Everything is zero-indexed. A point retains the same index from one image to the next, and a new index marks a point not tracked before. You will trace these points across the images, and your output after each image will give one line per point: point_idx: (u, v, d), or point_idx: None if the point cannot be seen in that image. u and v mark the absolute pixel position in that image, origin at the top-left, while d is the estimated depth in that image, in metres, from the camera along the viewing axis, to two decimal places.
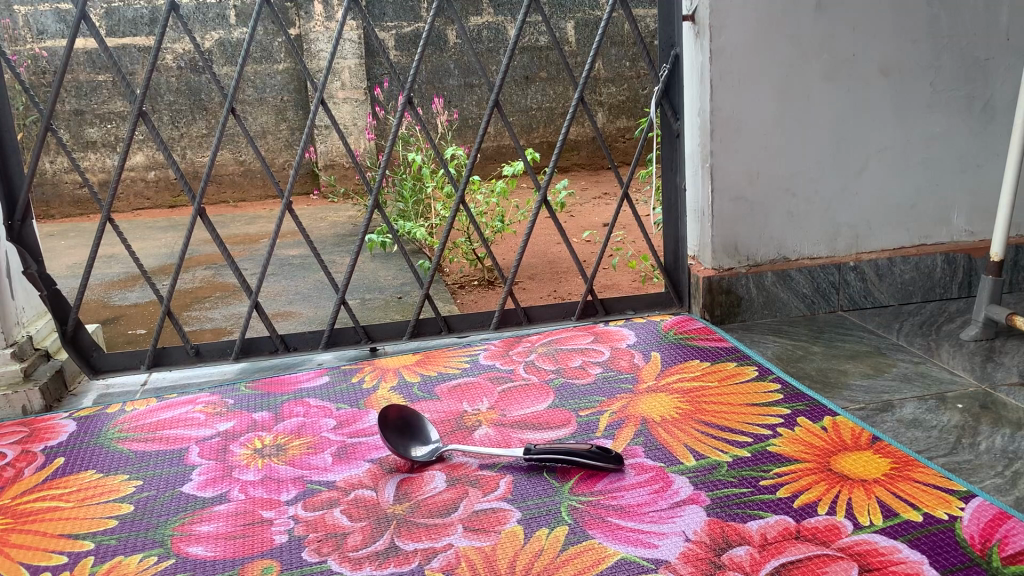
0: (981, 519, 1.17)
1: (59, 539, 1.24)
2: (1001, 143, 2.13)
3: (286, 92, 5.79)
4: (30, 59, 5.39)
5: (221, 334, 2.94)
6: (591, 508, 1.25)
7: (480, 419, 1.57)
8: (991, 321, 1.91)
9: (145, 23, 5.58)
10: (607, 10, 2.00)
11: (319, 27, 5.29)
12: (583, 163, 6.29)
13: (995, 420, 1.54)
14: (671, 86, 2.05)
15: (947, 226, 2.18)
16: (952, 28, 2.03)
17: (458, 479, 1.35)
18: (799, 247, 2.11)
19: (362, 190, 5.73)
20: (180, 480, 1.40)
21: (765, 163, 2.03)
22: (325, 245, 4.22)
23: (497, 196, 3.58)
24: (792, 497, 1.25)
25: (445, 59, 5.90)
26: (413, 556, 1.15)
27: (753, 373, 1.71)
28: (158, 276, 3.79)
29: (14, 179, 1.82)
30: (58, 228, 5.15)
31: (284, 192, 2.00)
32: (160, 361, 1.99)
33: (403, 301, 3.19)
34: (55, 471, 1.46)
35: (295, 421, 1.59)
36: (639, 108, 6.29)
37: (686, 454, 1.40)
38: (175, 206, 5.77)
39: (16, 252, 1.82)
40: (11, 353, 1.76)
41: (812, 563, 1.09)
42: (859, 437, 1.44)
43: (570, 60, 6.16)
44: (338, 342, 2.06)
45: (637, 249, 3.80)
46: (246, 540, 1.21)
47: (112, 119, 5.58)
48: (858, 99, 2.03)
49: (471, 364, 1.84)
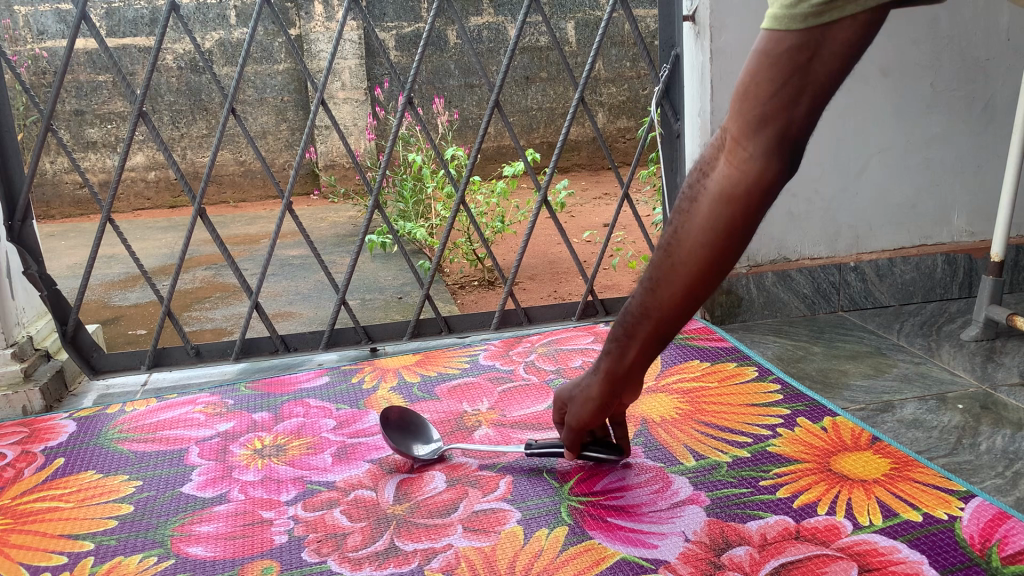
0: (981, 519, 1.17)
1: (59, 539, 1.24)
2: (1001, 144, 2.13)
3: (286, 92, 5.80)
4: (30, 59, 5.39)
5: (221, 335, 2.95)
6: (591, 509, 1.25)
7: (480, 419, 1.57)
8: (991, 321, 1.90)
9: (145, 24, 5.59)
10: (607, 11, 1.99)
11: (319, 27, 5.30)
12: (583, 163, 6.29)
13: (996, 421, 1.54)
14: (671, 86, 2.05)
15: (947, 226, 2.18)
16: (952, 29, 2.03)
17: (458, 479, 1.35)
18: (799, 247, 2.11)
19: (363, 191, 5.73)
20: (180, 480, 1.40)
21: None
22: (325, 245, 4.23)
23: (497, 196, 3.57)
24: (792, 497, 1.25)
25: (445, 59, 5.92)
26: (413, 556, 1.15)
27: (754, 373, 1.71)
28: (158, 276, 3.80)
29: (14, 179, 1.82)
30: (58, 228, 5.16)
31: (284, 192, 1.99)
32: (161, 361, 2.00)
33: (403, 301, 3.20)
34: (55, 471, 1.46)
35: (295, 421, 1.60)
36: (639, 109, 6.30)
37: (686, 454, 1.40)
38: (175, 206, 5.77)
39: (16, 252, 1.81)
40: (11, 353, 1.76)
41: (812, 563, 1.09)
42: (859, 437, 1.43)
43: (570, 60, 6.16)
44: (338, 342, 2.06)
45: (637, 249, 3.81)
46: (246, 540, 1.21)
47: (112, 120, 5.59)
48: (858, 99, 2.03)
49: (471, 364, 1.84)
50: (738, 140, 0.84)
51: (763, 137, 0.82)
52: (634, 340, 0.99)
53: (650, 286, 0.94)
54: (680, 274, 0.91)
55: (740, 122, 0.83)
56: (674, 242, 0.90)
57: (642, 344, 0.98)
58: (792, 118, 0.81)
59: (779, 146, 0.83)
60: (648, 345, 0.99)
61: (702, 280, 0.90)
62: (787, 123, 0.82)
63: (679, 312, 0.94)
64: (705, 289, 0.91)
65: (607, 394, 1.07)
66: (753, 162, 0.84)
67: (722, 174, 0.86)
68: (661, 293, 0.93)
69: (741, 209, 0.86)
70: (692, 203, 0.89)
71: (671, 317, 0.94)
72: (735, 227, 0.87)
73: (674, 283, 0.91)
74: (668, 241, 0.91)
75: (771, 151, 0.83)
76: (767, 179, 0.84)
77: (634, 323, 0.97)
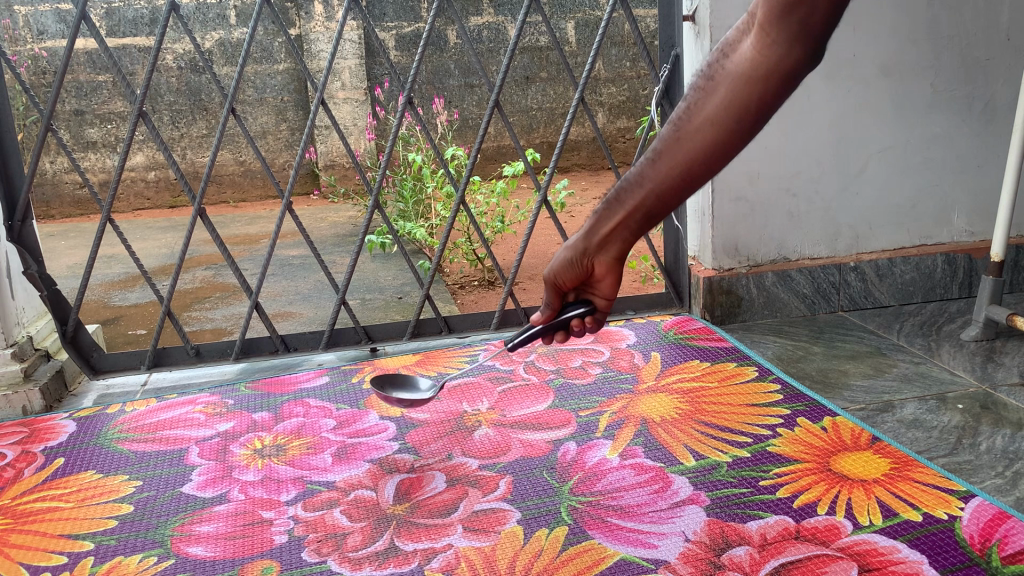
0: (981, 519, 1.17)
1: (59, 539, 1.24)
2: (1001, 143, 2.13)
3: (286, 92, 5.80)
4: (30, 59, 5.39)
5: (221, 334, 2.95)
6: (591, 508, 1.25)
7: (480, 419, 1.57)
8: (991, 321, 1.90)
9: (145, 24, 5.59)
10: (607, 11, 1.99)
11: (319, 27, 5.30)
12: (583, 163, 6.29)
13: (996, 421, 1.53)
14: (671, 86, 2.03)
15: (947, 226, 2.18)
16: (952, 29, 2.03)
17: (458, 479, 1.35)
18: (799, 248, 2.11)
19: (363, 191, 5.73)
20: (180, 480, 1.40)
21: (765, 163, 2.02)
22: (325, 244, 4.23)
23: (497, 196, 3.57)
24: (792, 497, 1.25)
25: (445, 59, 5.92)
26: (413, 556, 1.15)
27: (753, 373, 1.71)
28: (158, 276, 3.80)
29: (14, 179, 1.82)
30: (58, 228, 5.16)
31: (284, 193, 1.98)
32: (161, 362, 1.99)
33: (403, 301, 3.20)
34: (55, 471, 1.46)
35: (295, 421, 1.60)
36: (639, 109, 6.30)
37: (686, 454, 1.40)
38: (175, 206, 5.77)
39: (16, 252, 1.81)
40: (11, 354, 1.76)
41: (812, 563, 1.09)
42: (859, 437, 1.43)
43: (570, 60, 6.16)
44: (339, 342, 2.06)
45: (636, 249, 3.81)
46: (246, 540, 1.21)
47: (112, 119, 5.59)
48: (860, 99, 2.03)
49: (471, 364, 1.84)
50: (765, 27, 0.90)
51: (788, 26, 0.89)
52: (617, 215, 1.03)
53: (648, 163, 1.00)
54: (682, 153, 0.97)
55: (767, 8, 0.89)
56: (684, 121, 0.97)
57: (628, 214, 1.02)
58: (815, 10, 0.87)
59: (800, 38, 0.90)
60: (628, 221, 1.03)
61: (703, 157, 0.97)
62: (810, 14, 0.87)
63: (671, 191, 1.00)
64: (702, 171, 0.98)
65: (578, 269, 1.11)
66: (776, 48, 0.91)
67: (746, 57, 0.92)
68: (658, 170, 0.99)
69: (760, 88, 0.93)
70: (710, 86, 0.96)
71: (660, 198, 1.00)
72: (746, 113, 0.94)
73: (675, 162, 0.98)
74: (679, 120, 0.97)
75: (794, 40, 0.90)
76: (785, 67, 0.91)
77: (624, 197, 1.02)
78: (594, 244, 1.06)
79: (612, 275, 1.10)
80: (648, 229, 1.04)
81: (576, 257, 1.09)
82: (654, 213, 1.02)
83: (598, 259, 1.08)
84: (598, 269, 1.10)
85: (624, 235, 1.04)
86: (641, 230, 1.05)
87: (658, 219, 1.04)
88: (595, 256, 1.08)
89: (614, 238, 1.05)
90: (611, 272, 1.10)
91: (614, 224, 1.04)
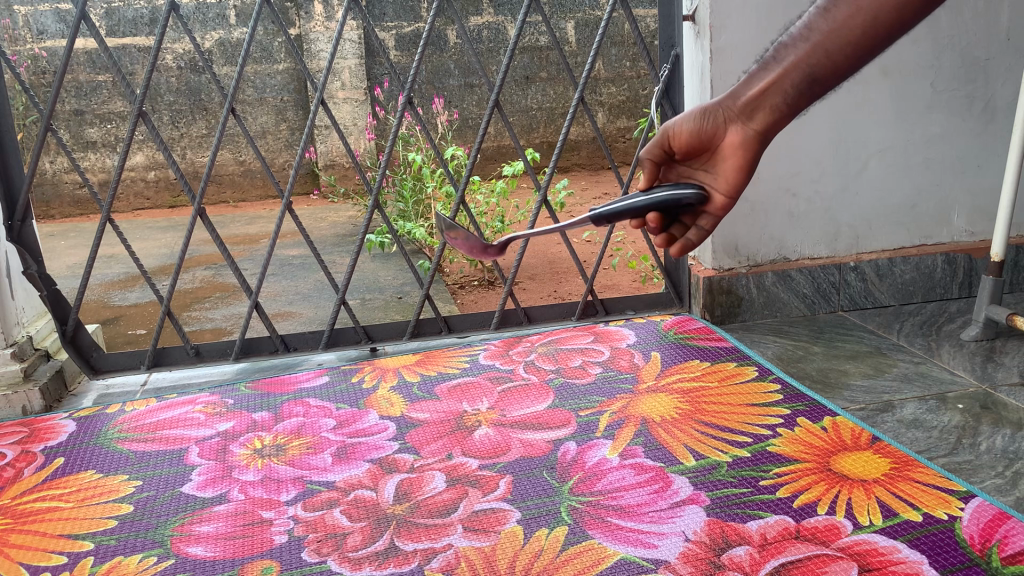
0: (981, 519, 1.17)
1: (59, 539, 1.24)
2: (1001, 143, 2.13)
3: (286, 92, 5.79)
4: (30, 59, 5.39)
5: (221, 334, 2.95)
6: (591, 508, 1.25)
7: (480, 419, 1.56)
8: (991, 321, 1.90)
9: (145, 23, 5.59)
10: (607, 10, 1.98)
11: (319, 27, 5.30)
12: (583, 163, 6.29)
13: (996, 421, 1.53)
14: (671, 86, 2.05)
15: (947, 226, 2.18)
16: (952, 29, 2.03)
17: (458, 479, 1.35)
18: (799, 247, 2.11)
19: (362, 190, 5.73)
20: (180, 480, 1.40)
21: (766, 163, 2.02)
22: (325, 245, 4.23)
23: (497, 195, 3.57)
24: (792, 497, 1.25)
25: (445, 59, 5.92)
26: (412, 556, 1.15)
27: (753, 373, 1.71)
28: (158, 276, 3.80)
29: (14, 179, 1.82)
30: (58, 228, 5.16)
31: (284, 193, 1.98)
32: (160, 361, 1.99)
33: (403, 301, 3.20)
34: (55, 471, 1.46)
35: (295, 421, 1.60)
36: (639, 109, 6.30)
37: (686, 454, 1.39)
38: (174, 206, 5.77)
39: (16, 252, 1.81)
40: (11, 353, 1.76)
41: (812, 563, 1.09)
42: (859, 437, 1.43)
43: (570, 60, 6.15)
44: (338, 342, 2.05)
45: (637, 248, 3.80)
46: (245, 540, 1.21)
47: (112, 119, 5.59)
48: (858, 99, 2.03)
49: (471, 364, 1.84)
50: None
51: None
52: (774, 74, 0.98)
53: (819, 14, 0.93)
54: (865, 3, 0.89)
55: None
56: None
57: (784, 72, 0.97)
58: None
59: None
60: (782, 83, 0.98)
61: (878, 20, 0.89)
62: None
63: (840, 49, 0.92)
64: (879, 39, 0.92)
65: (703, 134, 1.05)
66: None
67: None
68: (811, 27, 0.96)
69: None
70: None
71: (829, 58, 0.93)
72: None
73: (855, 11, 0.90)
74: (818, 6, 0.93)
75: None
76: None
77: (782, 56, 0.98)
78: (736, 107, 1.02)
79: (742, 154, 1.04)
80: (806, 100, 0.98)
81: (712, 116, 1.03)
82: (818, 80, 0.96)
83: (733, 129, 1.03)
84: (729, 143, 1.04)
85: (773, 103, 0.99)
86: (796, 103, 0.98)
87: (822, 90, 0.97)
88: (731, 123, 1.03)
89: (761, 104, 0.99)
90: (741, 148, 1.03)
91: (764, 86, 0.99)
